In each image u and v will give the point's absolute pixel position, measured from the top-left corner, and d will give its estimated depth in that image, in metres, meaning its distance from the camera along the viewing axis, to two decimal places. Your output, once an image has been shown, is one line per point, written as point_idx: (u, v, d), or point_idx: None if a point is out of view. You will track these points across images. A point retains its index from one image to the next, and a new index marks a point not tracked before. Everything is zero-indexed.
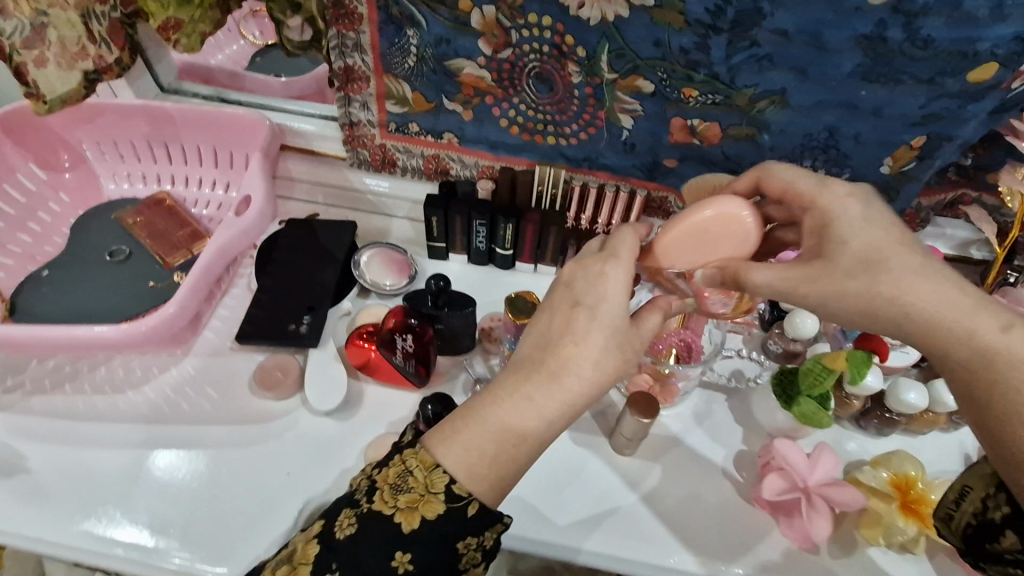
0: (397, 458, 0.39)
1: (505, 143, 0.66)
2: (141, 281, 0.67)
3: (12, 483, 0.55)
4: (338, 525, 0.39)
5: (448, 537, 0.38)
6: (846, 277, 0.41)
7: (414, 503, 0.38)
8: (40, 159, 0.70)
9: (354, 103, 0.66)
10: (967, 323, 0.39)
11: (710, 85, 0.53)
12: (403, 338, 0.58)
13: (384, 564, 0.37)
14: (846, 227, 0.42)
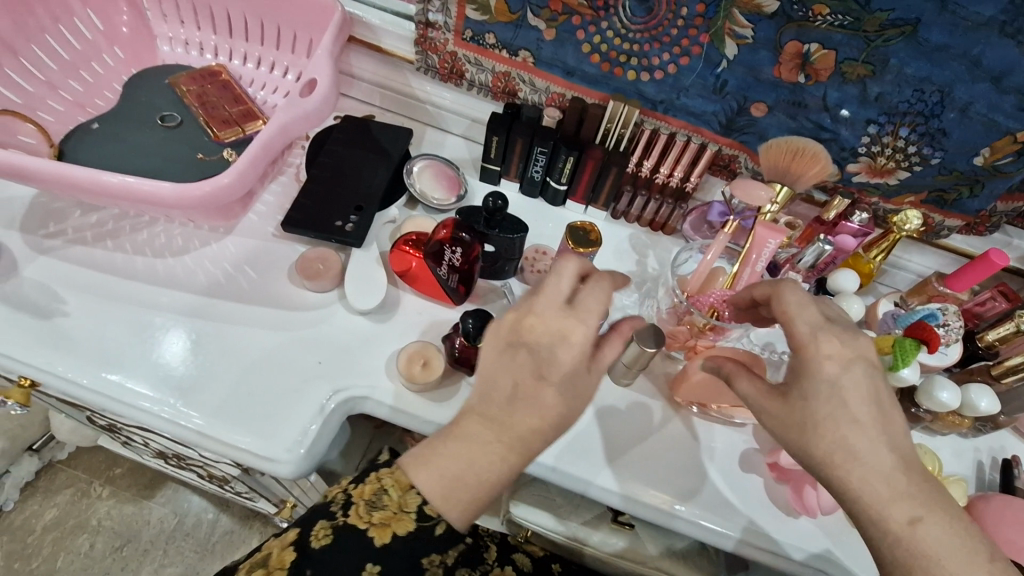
0: (374, 477, 0.47)
1: (582, 71, 0.63)
2: (189, 151, 0.66)
3: (45, 326, 0.55)
4: (315, 535, 0.46)
5: (412, 553, 0.47)
6: (793, 427, 0.43)
7: (388, 520, 0.46)
8: (97, 5, 0.67)
9: (433, 3, 0.63)
10: (881, 507, 0.40)
11: (843, 3, 0.49)
12: (451, 251, 0.57)
13: (356, 569, 0.46)
14: (818, 385, 0.42)
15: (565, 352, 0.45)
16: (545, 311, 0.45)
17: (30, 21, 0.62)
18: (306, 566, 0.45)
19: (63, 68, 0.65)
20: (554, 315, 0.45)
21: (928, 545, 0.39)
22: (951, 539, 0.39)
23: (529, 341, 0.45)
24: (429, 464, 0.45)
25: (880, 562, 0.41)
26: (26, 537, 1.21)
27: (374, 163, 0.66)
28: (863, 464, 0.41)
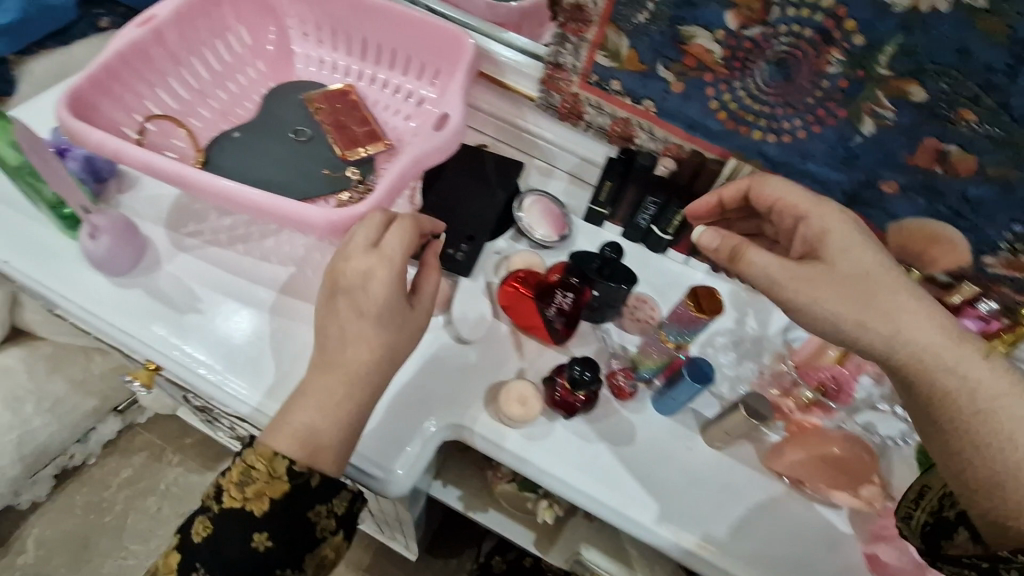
0: (235, 461, 0.51)
1: (704, 126, 0.63)
2: (315, 165, 0.69)
3: (184, 321, 0.60)
4: (198, 529, 0.52)
5: (289, 515, 0.51)
6: (842, 283, 0.47)
7: (260, 492, 0.50)
8: (251, 23, 0.72)
9: (567, 44, 0.64)
10: (953, 361, 0.44)
11: (994, 110, 0.49)
12: (563, 294, 0.58)
13: (246, 540, 0.51)
14: (841, 239, 0.50)
15: (366, 287, 0.50)
16: (355, 256, 0.51)
17: (194, 35, 0.67)
18: (211, 548, 0.51)
19: (214, 78, 0.70)
20: (362, 256, 0.50)
21: (989, 382, 0.43)
22: (1012, 390, 0.43)
23: (345, 287, 0.51)
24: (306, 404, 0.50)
25: (964, 416, 0.43)
26: (104, 490, 1.32)
27: (488, 195, 0.68)
28: (907, 313, 0.45)
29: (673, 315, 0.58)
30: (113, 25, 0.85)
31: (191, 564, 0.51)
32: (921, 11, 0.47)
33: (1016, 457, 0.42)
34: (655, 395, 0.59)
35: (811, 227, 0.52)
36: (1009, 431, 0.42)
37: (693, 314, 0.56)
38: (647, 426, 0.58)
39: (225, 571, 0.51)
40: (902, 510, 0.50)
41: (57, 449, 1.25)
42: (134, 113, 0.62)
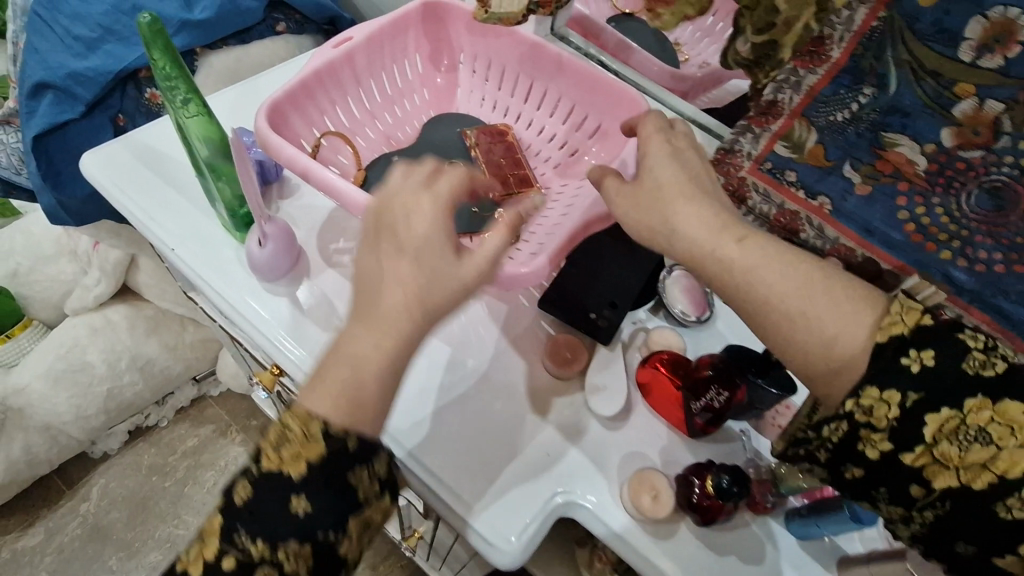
0: (273, 423, 0.46)
1: (886, 234, 0.53)
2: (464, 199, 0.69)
3: (298, 325, 0.60)
4: (237, 492, 0.45)
5: (329, 480, 0.45)
6: (640, 193, 0.47)
7: (298, 448, 0.44)
8: (428, 53, 0.75)
9: (748, 133, 0.60)
10: (709, 247, 0.44)
11: None
12: (716, 390, 0.54)
13: (285, 505, 0.44)
14: (657, 152, 0.48)
15: (401, 270, 0.44)
16: (401, 207, 0.45)
17: (379, 59, 0.69)
18: (250, 514, 0.44)
19: (385, 101, 0.71)
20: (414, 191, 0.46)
21: (741, 258, 0.43)
22: (777, 263, 0.42)
23: (388, 224, 0.46)
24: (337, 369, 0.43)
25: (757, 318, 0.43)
26: (169, 455, 1.36)
27: None
28: (685, 219, 0.45)
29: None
30: (288, 31, 0.89)
31: (226, 535, 0.45)
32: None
33: (842, 359, 0.40)
34: (793, 516, 0.54)
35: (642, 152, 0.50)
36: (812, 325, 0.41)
37: None
38: (778, 551, 0.54)
39: (264, 539, 0.44)
40: (795, 430, 0.43)
41: (138, 406, 1.31)
42: (312, 125, 0.64)
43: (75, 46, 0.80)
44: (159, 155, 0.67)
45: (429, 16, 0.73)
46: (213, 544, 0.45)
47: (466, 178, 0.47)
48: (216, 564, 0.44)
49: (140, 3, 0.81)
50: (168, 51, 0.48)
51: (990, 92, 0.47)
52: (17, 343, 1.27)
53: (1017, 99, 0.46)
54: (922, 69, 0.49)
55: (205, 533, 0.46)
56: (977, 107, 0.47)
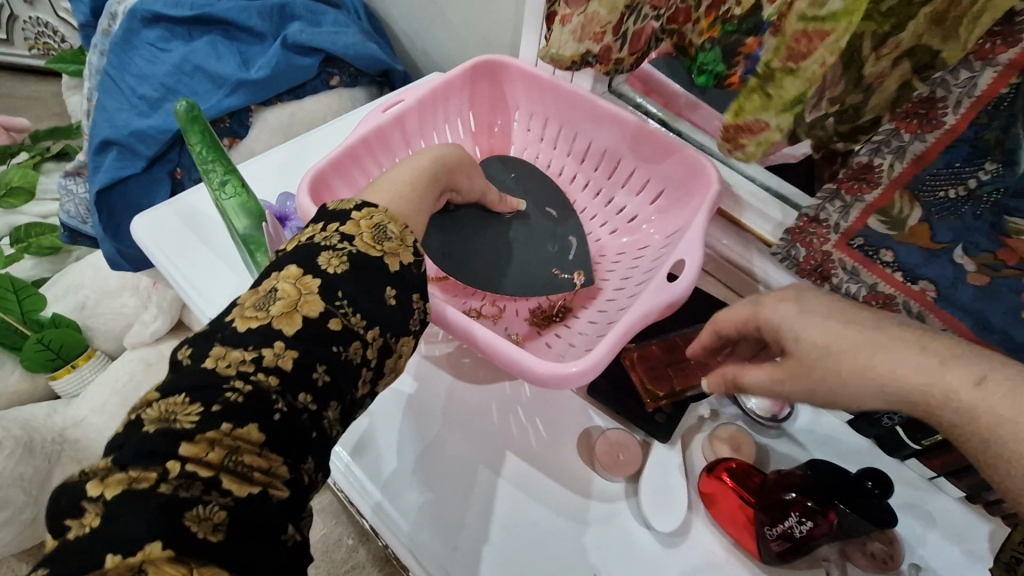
0: (364, 214, 0.41)
1: (1006, 333, 0.49)
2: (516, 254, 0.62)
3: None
4: (326, 261, 0.38)
5: (419, 283, 0.42)
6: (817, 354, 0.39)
7: (396, 250, 0.41)
8: (480, 112, 0.72)
9: (835, 201, 0.54)
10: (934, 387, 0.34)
11: None
12: (798, 520, 0.46)
13: (381, 293, 0.39)
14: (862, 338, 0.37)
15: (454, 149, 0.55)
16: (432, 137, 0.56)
17: (431, 119, 0.67)
18: (345, 285, 0.38)
19: None
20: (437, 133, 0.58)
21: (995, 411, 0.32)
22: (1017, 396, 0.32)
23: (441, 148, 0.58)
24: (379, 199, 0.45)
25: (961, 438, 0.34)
26: None
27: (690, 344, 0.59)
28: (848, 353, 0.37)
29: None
30: (341, 84, 0.89)
31: (278, 334, 0.35)
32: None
33: None
34: None
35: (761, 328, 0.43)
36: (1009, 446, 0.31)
37: None
38: None
39: (360, 317, 0.38)
40: None
41: None
42: (358, 190, 0.62)
43: (139, 104, 0.82)
44: (204, 220, 0.67)
45: (484, 74, 0.69)
46: (311, 302, 0.36)
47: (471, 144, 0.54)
48: (316, 325, 0.36)
49: (198, 62, 0.83)
50: (205, 135, 0.51)
51: None
52: (80, 373, 1.31)
53: None
54: None
55: (218, 350, 0.34)
56: None
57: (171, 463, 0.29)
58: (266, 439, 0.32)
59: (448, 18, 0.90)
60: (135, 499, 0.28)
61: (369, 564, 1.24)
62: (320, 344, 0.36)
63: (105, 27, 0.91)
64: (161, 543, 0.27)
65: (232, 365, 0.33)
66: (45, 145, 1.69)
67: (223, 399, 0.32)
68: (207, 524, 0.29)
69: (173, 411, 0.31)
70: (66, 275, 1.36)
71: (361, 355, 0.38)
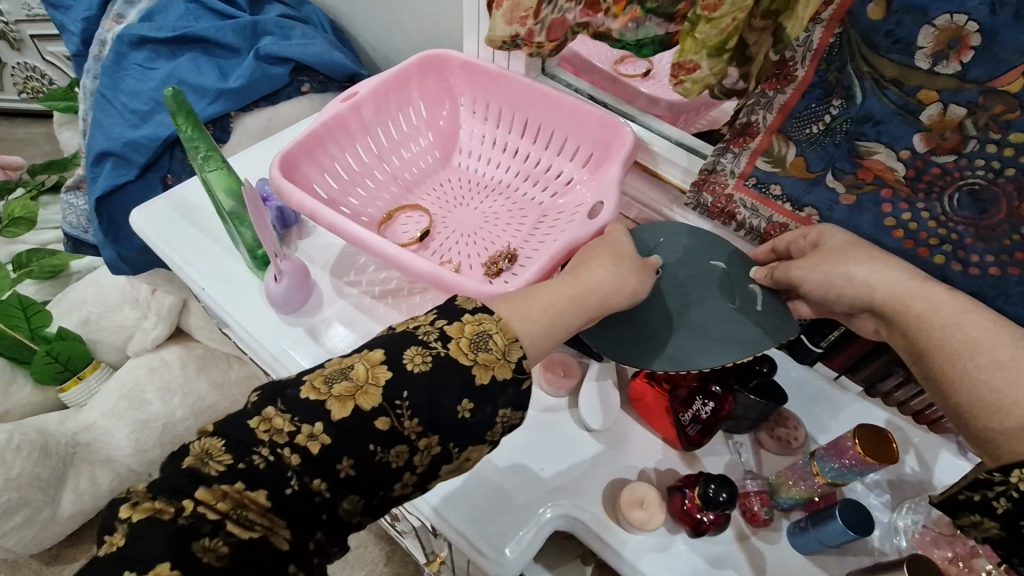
0: (474, 318, 0.45)
1: (878, 241, 0.58)
2: (688, 324, 0.55)
3: (318, 349, 0.66)
4: (412, 360, 0.43)
5: (500, 401, 0.44)
6: (836, 254, 0.51)
7: (491, 363, 0.44)
8: (431, 99, 0.81)
9: (728, 153, 0.64)
10: (909, 295, 0.47)
11: None
12: (702, 402, 0.56)
13: (452, 404, 0.42)
14: (865, 251, 0.51)
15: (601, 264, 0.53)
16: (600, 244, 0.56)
17: (385, 108, 0.77)
18: (415, 385, 0.42)
19: (392, 144, 0.79)
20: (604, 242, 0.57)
21: (932, 312, 0.46)
22: (976, 316, 0.44)
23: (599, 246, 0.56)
24: (527, 318, 0.48)
25: (924, 341, 0.46)
26: None
27: None
28: (858, 269, 0.50)
29: (832, 448, 0.51)
30: (312, 89, 0.98)
31: (325, 415, 0.40)
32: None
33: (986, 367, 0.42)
34: (793, 528, 0.53)
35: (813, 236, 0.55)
36: (955, 352, 0.44)
37: (860, 455, 0.48)
38: (776, 559, 0.53)
39: (418, 421, 0.42)
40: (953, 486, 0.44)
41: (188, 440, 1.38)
42: (325, 170, 0.73)
43: (131, 118, 0.92)
44: (196, 208, 0.76)
45: (429, 67, 0.79)
46: (370, 394, 0.41)
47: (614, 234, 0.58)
48: (366, 420, 0.40)
49: (182, 76, 0.93)
50: (190, 117, 0.59)
51: (954, 98, 0.48)
52: (87, 383, 1.39)
53: (976, 105, 0.47)
54: (884, 78, 0.50)
55: (271, 411, 0.40)
56: (942, 111, 0.49)
57: (186, 502, 0.37)
58: (272, 505, 0.39)
59: (403, 25, 1.00)
60: (152, 527, 0.36)
61: (371, 542, 1.31)
62: (360, 438, 0.40)
63: (97, 53, 1.01)
64: (169, 564, 0.35)
65: (270, 431, 0.39)
66: (40, 179, 1.79)
67: (248, 460, 0.39)
68: (212, 553, 0.37)
69: (210, 452, 0.39)
70: (69, 293, 1.44)
71: (412, 457, 0.42)
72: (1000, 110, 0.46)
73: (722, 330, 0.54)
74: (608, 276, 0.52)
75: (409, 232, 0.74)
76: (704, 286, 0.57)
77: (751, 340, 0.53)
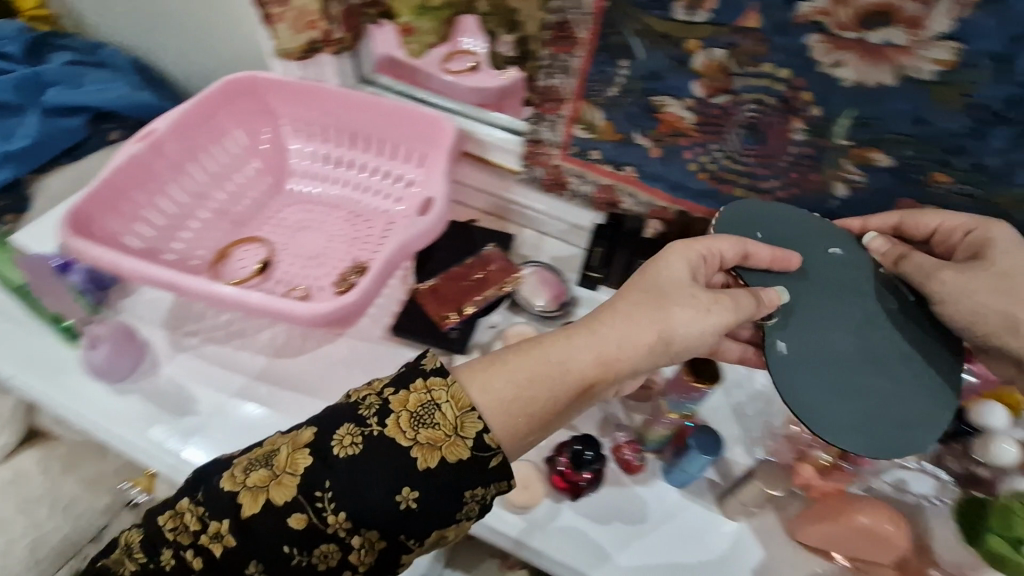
0: (420, 387, 0.43)
1: (687, 187, 0.64)
2: (815, 357, 0.50)
3: (182, 422, 0.60)
4: (339, 442, 0.41)
5: (456, 484, 0.41)
6: (991, 276, 0.48)
7: (436, 441, 0.41)
8: (247, 125, 0.77)
9: (543, 122, 0.67)
10: None
11: (973, 176, 0.50)
12: None
13: (388, 497, 0.40)
14: (1016, 256, 0.48)
15: (638, 323, 0.45)
16: (673, 288, 0.47)
17: (193, 142, 0.72)
18: (338, 473, 0.40)
19: (212, 179, 0.75)
20: (675, 280, 0.47)
21: None
22: None
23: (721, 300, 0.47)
24: (489, 389, 0.43)
25: None
26: None
27: (469, 247, 0.71)
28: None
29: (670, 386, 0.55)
30: (123, 137, 0.90)
31: (235, 512, 0.41)
32: (868, 84, 0.48)
33: None
34: (665, 467, 0.56)
35: (975, 228, 0.50)
36: None
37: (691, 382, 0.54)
38: (658, 500, 0.55)
39: (346, 515, 0.40)
40: None
41: None
42: (134, 221, 0.68)
43: None
44: None
45: (238, 91, 0.74)
46: (284, 484, 0.41)
47: (684, 258, 0.48)
48: (279, 517, 0.40)
49: None
50: None
51: (714, 42, 0.52)
52: None
53: (734, 44, 0.51)
54: (655, 35, 0.54)
55: (184, 504, 0.43)
56: (709, 57, 0.53)
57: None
58: None
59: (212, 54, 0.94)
60: None
61: None
62: (273, 539, 0.40)
63: None
64: None
65: (173, 530, 0.43)
66: None
67: (157, 561, 0.43)
68: None
69: (130, 547, 0.44)
70: None
71: (348, 554, 0.41)
72: (750, 48, 0.51)
73: (857, 381, 0.49)
74: (634, 336, 0.45)
75: (248, 265, 0.71)
76: (840, 297, 0.52)
77: (891, 407, 0.49)
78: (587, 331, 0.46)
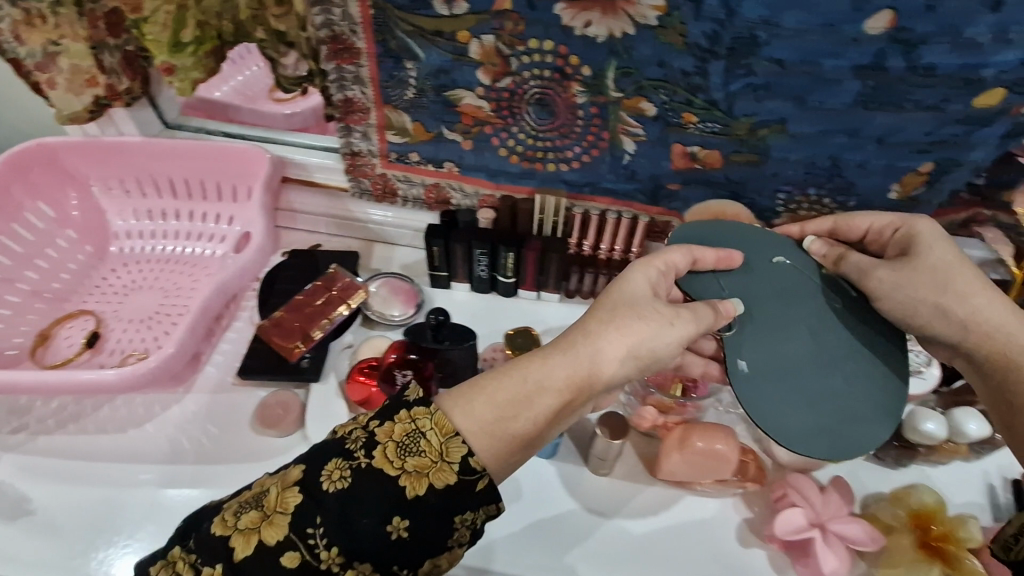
0: (405, 416, 0.40)
1: (506, 172, 0.66)
2: (784, 363, 0.49)
3: (14, 526, 0.55)
4: (330, 477, 0.39)
5: (448, 509, 0.39)
6: (925, 272, 0.48)
7: (423, 469, 0.39)
8: (48, 195, 0.71)
9: (354, 133, 0.66)
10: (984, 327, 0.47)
11: (708, 112, 0.55)
12: (404, 372, 0.59)
13: (379, 527, 0.38)
14: (942, 254, 0.49)
15: (613, 339, 0.44)
16: (641, 302, 0.46)
17: None
18: (329, 507, 0.38)
19: (18, 261, 0.69)
20: (644, 300, 0.46)
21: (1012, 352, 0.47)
22: None
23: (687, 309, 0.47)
24: (475, 413, 0.41)
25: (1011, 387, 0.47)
26: None
27: (312, 272, 0.70)
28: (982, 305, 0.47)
29: None
30: None
31: (228, 554, 0.38)
32: (615, 36, 0.52)
33: None
34: None
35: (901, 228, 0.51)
36: None
37: None
38: (530, 475, 0.57)
39: (338, 548, 0.37)
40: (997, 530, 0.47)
41: None
42: None
43: None
44: None
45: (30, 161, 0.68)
46: (276, 524, 0.38)
47: (642, 280, 0.47)
48: (271, 554, 0.37)
49: None
50: None
51: (479, 30, 0.54)
52: None
53: (498, 28, 0.54)
54: (427, 33, 0.55)
55: (177, 552, 0.39)
56: (480, 44, 0.55)
57: None
58: None
59: None
60: None
61: None
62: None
63: None
64: None
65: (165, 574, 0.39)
66: None
67: None
68: None
69: None
70: None
71: None
72: (511, 28, 0.53)
73: (814, 374, 0.49)
74: (614, 344, 0.44)
75: (75, 342, 0.67)
76: (790, 296, 0.52)
77: (852, 399, 0.49)
78: (565, 348, 0.44)
